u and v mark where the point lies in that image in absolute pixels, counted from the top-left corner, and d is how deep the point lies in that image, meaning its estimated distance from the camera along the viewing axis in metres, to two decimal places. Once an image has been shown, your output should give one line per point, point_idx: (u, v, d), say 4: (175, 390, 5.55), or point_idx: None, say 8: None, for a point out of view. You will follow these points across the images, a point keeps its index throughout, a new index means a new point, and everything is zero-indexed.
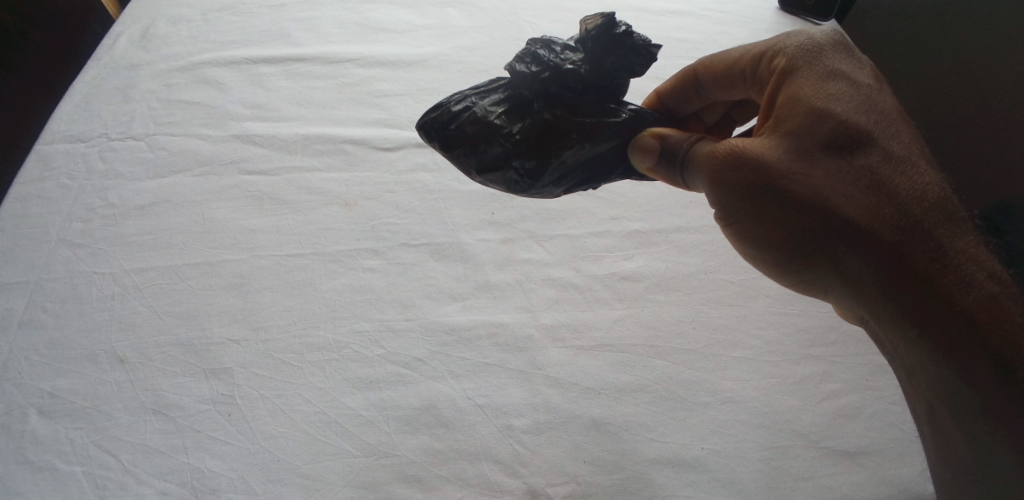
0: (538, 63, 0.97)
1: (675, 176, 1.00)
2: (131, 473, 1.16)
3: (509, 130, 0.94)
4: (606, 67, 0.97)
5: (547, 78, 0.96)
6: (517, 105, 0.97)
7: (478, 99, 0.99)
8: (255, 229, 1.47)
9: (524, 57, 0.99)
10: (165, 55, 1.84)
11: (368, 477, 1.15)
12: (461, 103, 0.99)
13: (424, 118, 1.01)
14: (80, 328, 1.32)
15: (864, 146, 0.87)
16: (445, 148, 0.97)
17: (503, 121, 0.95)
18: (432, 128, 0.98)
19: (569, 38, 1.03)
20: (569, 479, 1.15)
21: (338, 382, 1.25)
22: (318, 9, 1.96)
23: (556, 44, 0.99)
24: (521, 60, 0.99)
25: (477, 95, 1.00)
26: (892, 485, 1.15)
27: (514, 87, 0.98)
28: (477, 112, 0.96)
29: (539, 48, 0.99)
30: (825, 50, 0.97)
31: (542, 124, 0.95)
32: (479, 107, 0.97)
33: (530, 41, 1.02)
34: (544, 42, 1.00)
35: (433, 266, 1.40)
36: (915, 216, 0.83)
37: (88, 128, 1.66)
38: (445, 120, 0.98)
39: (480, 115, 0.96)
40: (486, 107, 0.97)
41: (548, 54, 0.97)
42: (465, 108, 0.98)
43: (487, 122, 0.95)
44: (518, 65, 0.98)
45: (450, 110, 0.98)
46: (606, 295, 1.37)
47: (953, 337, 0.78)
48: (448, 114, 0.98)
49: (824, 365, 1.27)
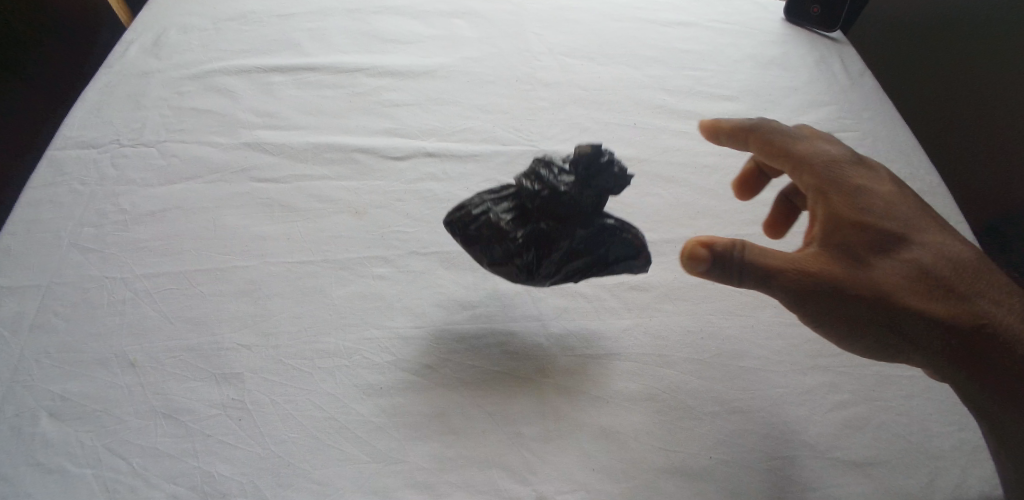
0: (539, 183, 1.10)
1: (730, 281, 0.96)
2: (141, 476, 1.12)
3: (515, 237, 1.10)
4: (596, 192, 1.09)
5: (546, 199, 1.10)
6: (522, 217, 1.13)
7: (494, 204, 1.14)
8: (266, 236, 1.48)
9: (528, 174, 1.12)
10: (177, 63, 1.87)
11: (379, 483, 1.11)
12: (479, 207, 1.14)
13: (450, 215, 1.16)
14: (92, 332, 1.32)
15: (902, 242, 1.00)
16: (466, 243, 1.13)
17: (510, 228, 1.11)
18: (454, 227, 1.13)
19: (569, 157, 1.16)
20: (579, 487, 1.11)
21: (349, 389, 1.25)
22: (328, 20, 2.02)
23: (556, 166, 1.12)
24: (526, 177, 1.12)
25: (493, 200, 1.14)
26: (908, 496, 1.12)
27: (521, 200, 1.13)
28: (491, 218, 1.12)
29: (540, 168, 1.11)
30: (837, 155, 1.16)
31: (540, 232, 1.11)
32: (493, 213, 1.12)
33: (536, 158, 1.15)
34: (546, 162, 1.13)
35: (444, 274, 1.43)
36: (959, 290, 0.96)
37: (102, 135, 1.69)
38: (466, 222, 1.13)
39: (493, 222, 1.11)
40: (498, 215, 1.12)
41: (548, 175, 1.10)
42: (481, 211, 1.13)
43: (497, 228, 1.11)
44: (524, 180, 1.12)
45: (470, 212, 1.13)
46: (613, 304, 1.39)
47: (986, 374, 0.95)
48: (468, 216, 1.13)
49: (831, 376, 1.29)
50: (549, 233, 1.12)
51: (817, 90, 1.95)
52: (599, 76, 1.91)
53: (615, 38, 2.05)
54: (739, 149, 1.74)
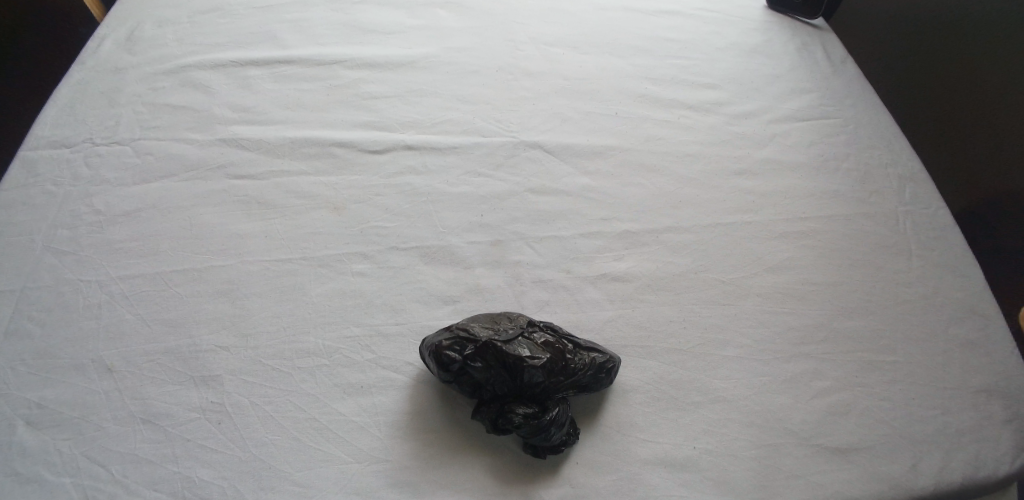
0: (482, 378, 1.16)
1: None
2: (120, 483, 1.10)
3: (471, 395, 1.21)
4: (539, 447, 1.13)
5: (491, 417, 1.15)
6: (475, 390, 1.20)
7: (448, 366, 1.18)
8: (244, 234, 1.46)
9: (472, 362, 1.16)
10: (152, 58, 1.83)
11: (362, 482, 1.11)
12: (437, 359, 1.19)
13: (423, 357, 1.24)
14: (68, 337, 1.28)
15: None
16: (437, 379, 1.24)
17: (468, 394, 1.21)
18: (428, 369, 1.24)
19: (507, 367, 1.15)
20: (563, 482, 1.13)
21: (331, 389, 1.23)
22: (308, 11, 1.98)
23: (493, 371, 1.16)
24: (471, 363, 1.17)
25: (448, 365, 1.18)
26: (884, 480, 1.14)
27: (473, 381, 1.18)
28: (446, 376, 1.20)
29: (478, 366, 1.16)
30: None
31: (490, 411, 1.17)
32: (447, 373, 1.19)
33: (473, 339, 1.19)
34: (482, 362, 1.16)
35: (424, 269, 1.40)
36: None
37: (75, 133, 1.64)
38: (433, 372, 1.22)
39: (450, 380, 1.20)
40: (451, 376, 1.19)
41: (488, 375, 1.16)
42: (438, 367, 1.20)
43: (457, 387, 1.21)
44: (469, 366, 1.17)
45: (432, 364, 1.21)
46: (596, 296, 1.37)
47: None
48: (433, 368, 1.21)
49: (814, 363, 1.29)
50: (523, 392, 1.17)
51: (799, 77, 1.94)
52: (583, 65, 1.90)
53: (602, 26, 2.03)
54: (721, 137, 1.74)
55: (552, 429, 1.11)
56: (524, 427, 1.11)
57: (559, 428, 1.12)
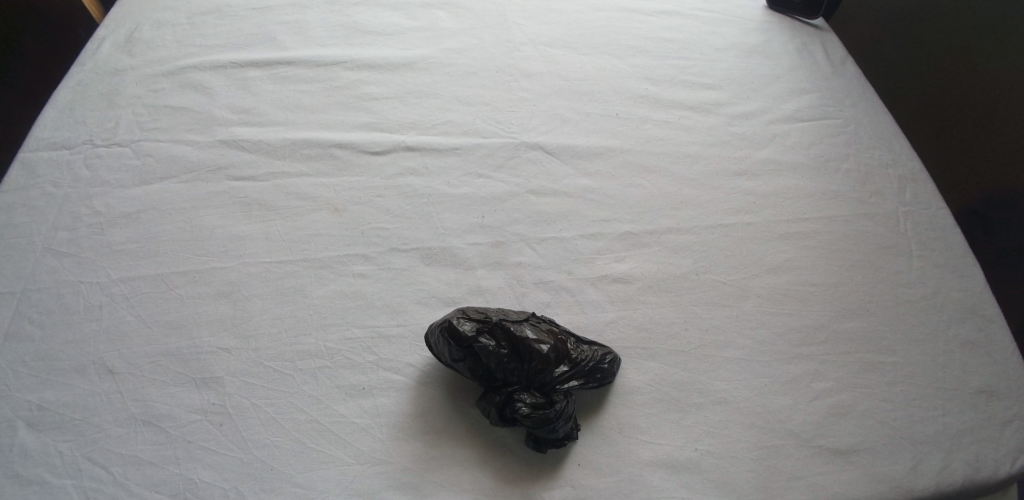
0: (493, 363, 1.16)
1: None
2: (121, 485, 1.10)
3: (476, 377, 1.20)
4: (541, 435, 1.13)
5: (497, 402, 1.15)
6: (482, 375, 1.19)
7: (458, 345, 1.18)
8: (244, 236, 1.46)
9: (485, 344, 1.17)
10: (151, 59, 1.83)
11: (364, 484, 1.11)
12: (448, 338, 1.19)
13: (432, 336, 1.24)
14: (68, 339, 1.28)
15: None
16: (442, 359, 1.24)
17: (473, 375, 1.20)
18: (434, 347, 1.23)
19: (522, 353, 1.16)
20: (564, 483, 1.13)
21: (331, 390, 1.23)
22: (306, 12, 1.98)
23: (507, 355, 1.16)
24: (485, 345, 1.17)
25: (458, 342, 1.18)
26: (885, 481, 1.15)
27: (482, 364, 1.18)
28: (454, 357, 1.19)
29: (493, 349, 1.16)
30: None
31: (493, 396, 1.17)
32: (455, 354, 1.19)
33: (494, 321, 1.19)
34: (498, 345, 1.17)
35: (425, 270, 1.40)
36: None
37: (74, 135, 1.64)
38: (440, 351, 1.22)
39: (456, 361, 1.20)
40: (459, 357, 1.19)
41: (501, 359, 1.16)
42: (447, 347, 1.20)
43: (461, 368, 1.21)
44: (482, 347, 1.17)
45: (441, 343, 1.21)
46: (597, 297, 1.37)
47: None
48: (441, 346, 1.21)
49: (814, 364, 1.29)
50: (529, 382, 1.17)
51: (798, 77, 1.94)
52: (581, 65, 1.90)
53: (601, 28, 2.03)
54: (721, 137, 1.74)
55: (558, 421, 1.11)
56: (531, 417, 1.10)
57: (565, 421, 1.12)
